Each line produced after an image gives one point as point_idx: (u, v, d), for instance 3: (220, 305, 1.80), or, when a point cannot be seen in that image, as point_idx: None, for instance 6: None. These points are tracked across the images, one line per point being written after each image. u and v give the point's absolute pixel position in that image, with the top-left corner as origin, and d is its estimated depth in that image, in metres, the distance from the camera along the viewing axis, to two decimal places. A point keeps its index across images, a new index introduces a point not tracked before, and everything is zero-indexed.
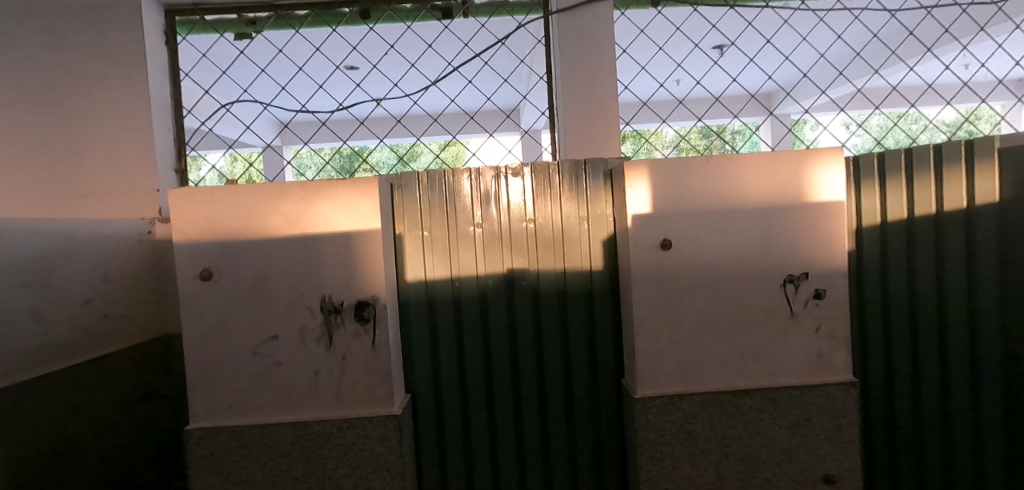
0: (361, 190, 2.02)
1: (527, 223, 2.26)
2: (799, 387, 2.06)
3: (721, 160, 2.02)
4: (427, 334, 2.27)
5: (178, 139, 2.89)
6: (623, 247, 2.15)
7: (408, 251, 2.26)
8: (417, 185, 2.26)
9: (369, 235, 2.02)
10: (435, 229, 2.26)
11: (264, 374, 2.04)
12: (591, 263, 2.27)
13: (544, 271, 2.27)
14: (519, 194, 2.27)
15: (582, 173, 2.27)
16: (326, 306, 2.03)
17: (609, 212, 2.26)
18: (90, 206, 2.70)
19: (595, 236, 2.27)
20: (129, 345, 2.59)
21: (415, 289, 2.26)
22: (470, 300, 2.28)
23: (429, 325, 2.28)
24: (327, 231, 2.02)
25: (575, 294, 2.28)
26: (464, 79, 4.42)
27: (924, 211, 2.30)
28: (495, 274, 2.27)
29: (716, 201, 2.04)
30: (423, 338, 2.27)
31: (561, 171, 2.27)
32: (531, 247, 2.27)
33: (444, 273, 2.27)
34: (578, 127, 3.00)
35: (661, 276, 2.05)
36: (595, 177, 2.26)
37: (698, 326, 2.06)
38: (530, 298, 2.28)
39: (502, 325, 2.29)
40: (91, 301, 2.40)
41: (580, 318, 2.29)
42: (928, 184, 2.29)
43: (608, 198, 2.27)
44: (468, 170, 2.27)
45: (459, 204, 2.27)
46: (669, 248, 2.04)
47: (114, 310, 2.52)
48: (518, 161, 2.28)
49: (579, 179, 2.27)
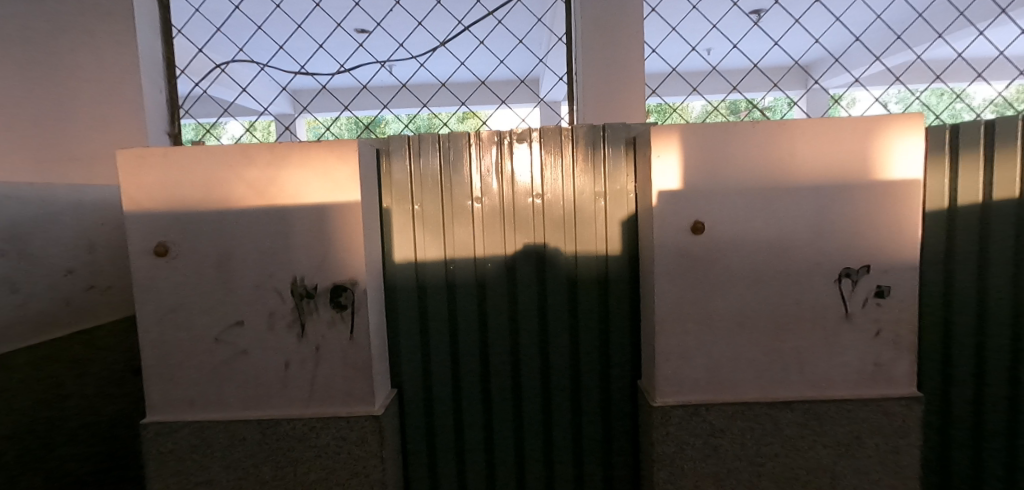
0: (338, 155, 1.72)
1: (532, 198, 1.94)
2: (850, 401, 1.74)
3: (768, 126, 1.67)
4: (417, 324, 2.00)
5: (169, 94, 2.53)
6: (645, 230, 1.82)
7: (396, 227, 1.97)
8: (408, 152, 1.95)
9: (348, 208, 1.73)
10: (427, 203, 1.96)
11: (228, 365, 1.79)
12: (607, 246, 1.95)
13: (551, 254, 1.96)
14: (525, 163, 1.95)
15: (598, 140, 1.93)
16: (297, 289, 1.76)
17: (630, 187, 1.92)
18: (45, 168, 2.41)
19: (611, 215, 1.94)
20: (117, 318, 2.37)
21: (402, 272, 1.98)
22: (465, 286, 1.99)
23: (420, 314, 2.00)
24: (299, 203, 1.73)
25: (586, 282, 1.97)
26: (477, 40, 4.05)
27: (1005, 193, 1.89)
28: (495, 257, 1.97)
29: (761, 177, 1.69)
30: (412, 328, 2.00)
31: (574, 139, 1.93)
32: (537, 226, 1.95)
33: (437, 253, 1.97)
34: (598, 90, 2.63)
35: (690, 265, 1.72)
36: (614, 147, 1.93)
37: (731, 325, 1.74)
38: (535, 286, 1.98)
39: (502, 315, 2.00)
40: (73, 272, 2.10)
41: (592, 309, 1.98)
42: (1011, 160, 1.88)
43: (629, 171, 1.93)
44: (466, 135, 1.95)
45: (455, 174, 1.96)
46: (700, 232, 1.70)
47: (100, 281, 2.24)
48: (525, 127, 1.96)
49: (596, 148, 1.93)
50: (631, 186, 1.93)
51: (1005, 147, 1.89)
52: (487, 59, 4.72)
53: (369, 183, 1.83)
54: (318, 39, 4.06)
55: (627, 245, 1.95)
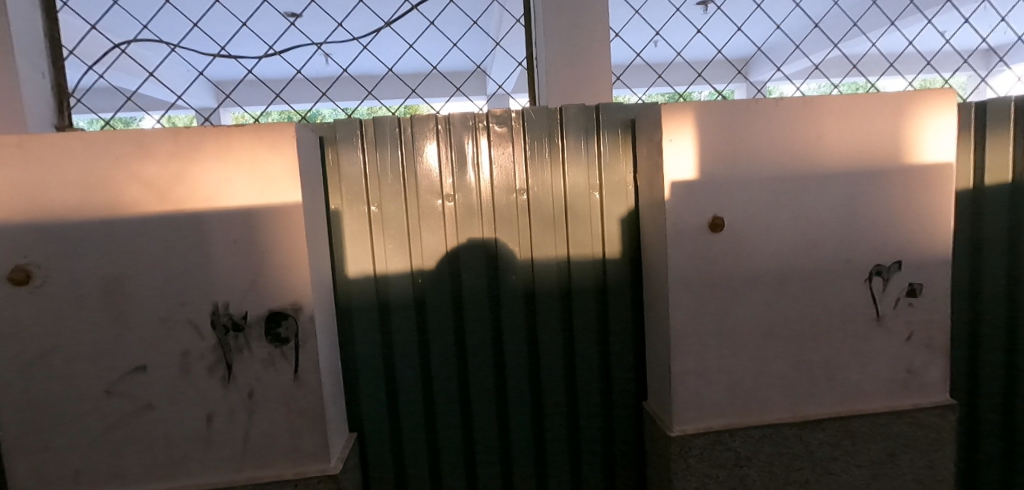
0: (269, 144, 1.32)
1: (515, 194, 1.62)
2: (884, 415, 1.54)
3: (794, 102, 1.43)
4: (380, 352, 1.63)
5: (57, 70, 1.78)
6: (651, 229, 1.55)
7: (349, 233, 1.59)
8: (359, 141, 1.58)
9: (286, 214, 1.34)
10: (387, 203, 1.59)
11: (127, 424, 1.35)
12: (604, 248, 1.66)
13: (538, 259, 1.65)
14: (505, 152, 1.62)
15: (591, 124, 1.63)
16: (219, 320, 1.35)
17: (629, 179, 1.65)
18: None
19: (608, 212, 1.65)
20: None
21: (358, 289, 1.60)
22: (437, 302, 1.63)
23: (382, 339, 1.63)
24: (217, 208, 1.32)
25: (580, 292, 1.67)
26: (425, 20, 3.65)
27: (998, 178, 1.77)
28: (472, 266, 1.63)
29: (788, 162, 1.45)
30: (373, 358, 1.63)
31: (562, 123, 1.63)
32: (521, 227, 1.63)
33: (400, 264, 1.61)
34: (565, 61, 2.03)
35: (708, 269, 1.46)
36: (608, 132, 1.64)
37: (755, 337, 1.49)
38: (521, 299, 1.66)
39: (483, 336, 1.66)
40: None
41: (589, 324, 1.69)
42: (1006, 145, 1.76)
43: (626, 160, 1.65)
44: (432, 119, 1.59)
45: (420, 167, 1.60)
46: (720, 230, 1.44)
47: None
48: (503, 109, 1.62)
49: (587, 133, 1.63)
50: (630, 177, 1.65)
51: (999, 131, 1.77)
52: (436, 46, 4.31)
53: (312, 180, 1.44)
54: (240, 16, 3.53)
55: (626, 247, 1.67)
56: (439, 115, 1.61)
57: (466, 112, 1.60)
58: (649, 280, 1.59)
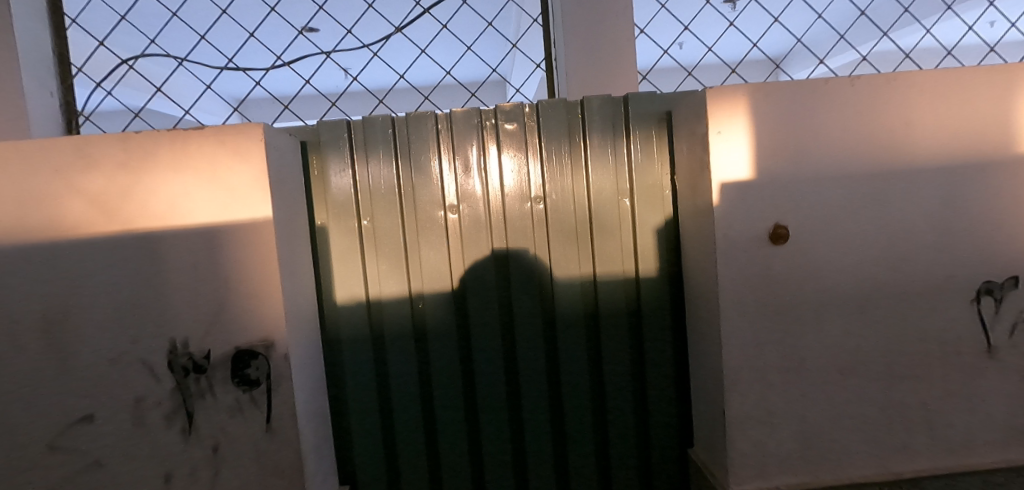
0: (233, 148, 1.10)
1: (529, 202, 1.38)
2: (1000, 472, 1.22)
3: (874, 81, 1.15)
4: (375, 392, 1.39)
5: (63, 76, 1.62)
6: (695, 241, 1.27)
7: (336, 252, 1.36)
8: (347, 144, 1.35)
9: (253, 232, 1.12)
10: (380, 216, 1.36)
11: (75, 485, 1.14)
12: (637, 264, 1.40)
13: (558, 279, 1.39)
14: (518, 154, 1.38)
15: (618, 118, 1.39)
16: (179, 361, 1.13)
17: (665, 182, 1.38)
18: None
19: (641, 221, 1.39)
20: None
21: (348, 318, 1.37)
22: (440, 331, 1.39)
23: (378, 377, 1.40)
24: (174, 226, 1.11)
25: (610, 318, 1.41)
26: (438, 24, 3.46)
27: None
28: (481, 289, 1.39)
29: (869, 155, 1.16)
30: (367, 397, 1.39)
31: (583, 118, 1.39)
32: (538, 241, 1.39)
33: (397, 287, 1.37)
34: (586, 46, 1.76)
35: (772, 290, 1.17)
36: (639, 127, 1.38)
37: (832, 375, 1.20)
38: (539, 327, 1.41)
39: (495, 371, 1.41)
40: None
41: (621, 354, 1.42)
42: None
43: (660, 158, 1.38)
44: (431, 118, 1.36)
45: (417, 173, 1.37)
46: (785, 241, 1.15)
47: None
48: (515, 103, 1.38)
49: (614, 129, 1.39)
50: (666, 179, 1.39)
51: None
52: (451, 51, 4.11)
53: (289, 191, 1.22)
54: (248, 27, 3.40)
55: (664, 263, 1.40)
56: (439, 113, 1.38)
57: (471, 109, 1.37)
58: (694, 303, 1.31)
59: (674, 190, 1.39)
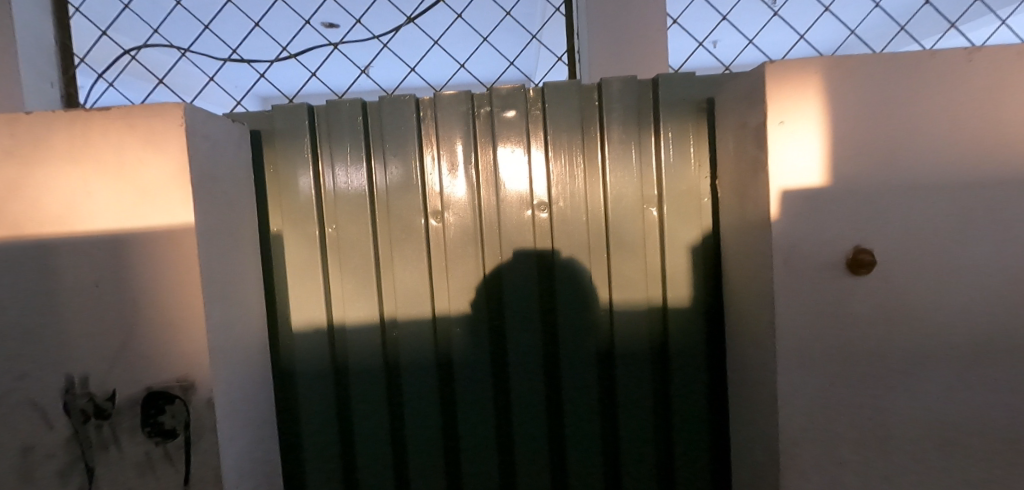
0: (147, 135, 0.87)
1: (530, 210, 1.12)
2: None
3: (995, 57, 0.85)
4: (337, 439, 1.13)
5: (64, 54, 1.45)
6: (740, 266, 0.98)
7: (292, 266, 1.12)
8: (308, 136, 1.11)
9: (170, 243, 0.88)
10: (346, 223, 1.11)
11: None
12: (663, 289, 1.12)
13: (563, 305, 1.12)
14: (517, 149, 1.12)
15: (642, 106, 1.11)
16: (78, 401, 0.90)
17: (702, 187, 1.10)
18: None
19: (670, 236, 1.10)
20: None
21: (306, 347, 1.12)
22: (416, 367, 1.13)
23: (341, 420, 1.14)
24: (73, 233, 0.88)
25: (629, 357, 1.12)
26: (453, 14, 3.21)
27: None
28: (468, 315, 1.12)
29: (988, 157, 0.85)
30: (327, 445, 1.14)
31: (600, 106, 1.12)
32: (539, 258, 1.12)
33: (365, 311, 1.12)
34: (612, 19, 1.46)
35: (846, 335, 0.87)
36: (671, 118, 1.10)
37: (925, 453, 0.89)
38: (540, 365, 1.13)
39: (485, 418, 1.14)
40: None
41: (643, 402, 1.13)
42: None
43: (696, 157, 1.10)
44: (412, 104, 1.11)
45: (393, 171, 1.11)
46: (870, 270, 0.84)
47: None
48: (514, 87, 1.12)
49: (637, 120, 1.11)
50: (703, 184, 1.10)
51: None
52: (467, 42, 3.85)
53: (228, 192, 0.98)
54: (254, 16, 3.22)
55: (698, 289, 1.11)
56: (422, 98, 1.13)
57: (460, 93, 1.11)
58: (736, 345, 1.02)
59: (714, 197, 1.10)
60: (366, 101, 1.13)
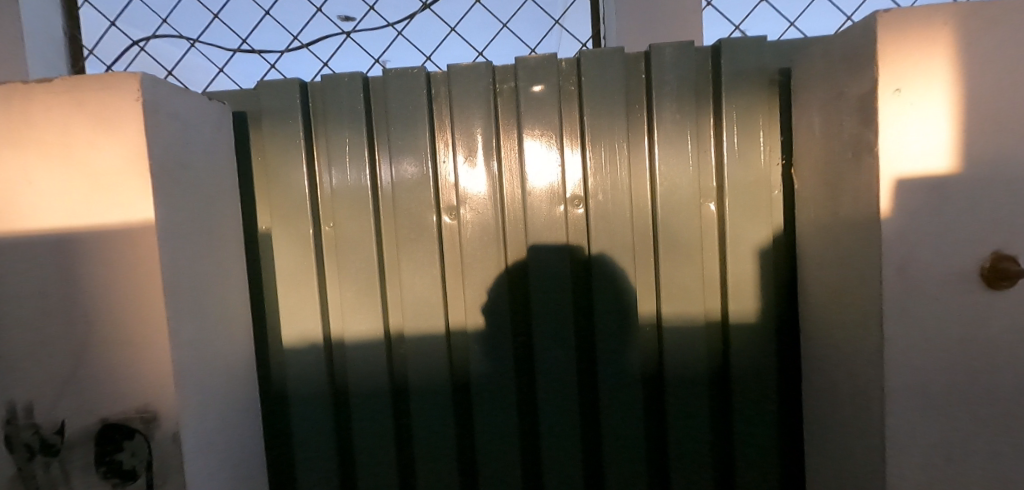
0: (97, 113, 0.70)
1: (563, 206, 0.94)
2: None
3: None
4: (336, 473, 0.97)
5: (72, 42, 1.27)
6: (830, 275, 0.78)
7: (283, 271, 0.95)
8: (301, 118, 0.94)
9: (126, 245, 0.71)
10: (344, 221, 0.94)
11: None
12: (723, 301, 0.94)
13: (602, 319, 0.93)
14: (546, 133, 0.94)
15: (699, 81, 0.92)
16: (21, 435, 0.74)
17: (773, 178, 0.91)
18: None
19: (733, 237, 0.91)
20: None
21: (298, 367, 0.96)
22: (428, 390, 0.96)
23: (341, 451, 0.98)
24: (13, 233, 0.72)
25: (681, 381, 0.94)
26: None
27: None
28: (488, 330, 0.95)
29: None
30: (325, 481, 0.97)
31: (648, 82, 0.94)
32: (573, 263, 0.94)
33: (368, 324, 0.95)
34: None
35: (978, 363, 0.67)
36: (736, 93, 0.91)
37: None
38: (574, 390, 0.95)
39: (508, 452, 0.96)
40: None
41: (700, 436, 0.94)
42: None
43: (766, 142, 0.91)
44: (422, 80, 0.94)
45: (400, 160, 0.94)
46: (1008, 282, 0.66)
47: None
48: (542, 58, 0.93)
49: (694, 97, 0.92)
50: (774, 174, 0.91)
51: None
52: None
53: (203, 183, 0.82)
54: None
55: (767, 301, 0.92)
56: (434, 74, 0.96)
57: (479, 66, 0.94)
58: (821, 372, 0.82)
59: (786, 191, 0.91)
60: (369, 77, 0.96)
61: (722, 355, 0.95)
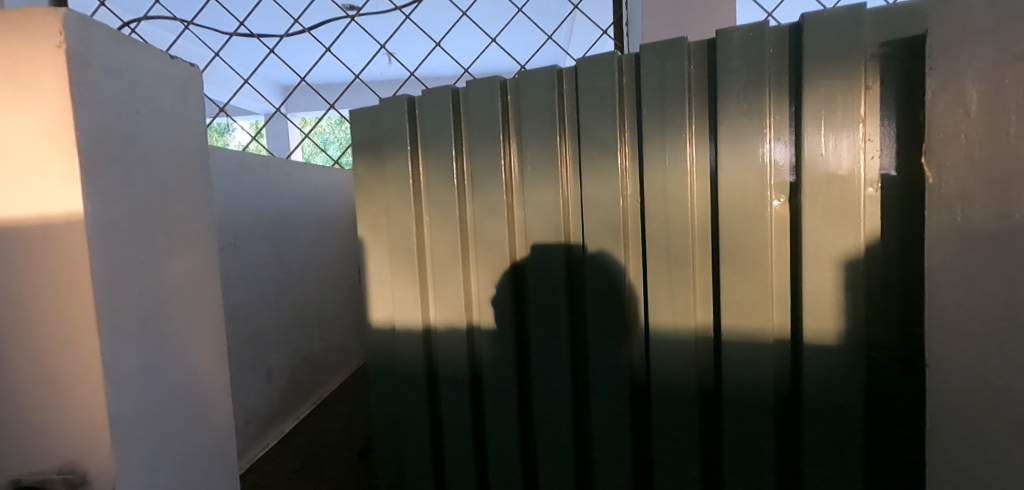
0: (15, 66, 0.52)
1: (625, 195, 0.81)
2: None
3: None
4: (427, 470, 0.95)
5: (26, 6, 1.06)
6: (997, 297, 0.59)
7: (388, 279, 0.96)
8: (407, 129, 0.92)
9: (51, 248, 0.53)
10: (436, 235, 0.92)
11: None
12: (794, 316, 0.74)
13: (655, 329, 0.79)
14: (606, 134, 0.79)
15: (766, 54, 0.71)
16: None
17: (863, 170, 0.69)
18: None
19: (810, 250, 0.71)
20: None
21: (400, 355, 0.95)
22: (501, 407, 0.89)
23: (433, 449, 0.95)
24: None
25: (738, 406, 0.76)
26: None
27: None
28: (550, 337, 0.85)
29: None
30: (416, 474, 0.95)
31: (706, 58, 0.77)
32: (632, 264, 0.82)
33: (454, 331, 0.91)
34: None
35: None
36: (822, 70, 0.68)
37: None
38: (626, 407, 0.82)
39: (564, 474, 0.87)
40: None
41: (760, 475, 0.76)
42: None
43: (861, 131, 0.69)
44: (501, 82, 0.87)
45: (480, 167, 0.88)
46: None
47: None
48: (608, 53, 0.79)
49: (756, 78, 0.72)
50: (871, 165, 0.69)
51: None
52: (496, 12, 3.52)
53: (161, 165, 0.62)
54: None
55: (856, 316, 0.70)
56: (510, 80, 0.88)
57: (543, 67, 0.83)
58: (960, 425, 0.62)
59: (885, 185, 0.70)
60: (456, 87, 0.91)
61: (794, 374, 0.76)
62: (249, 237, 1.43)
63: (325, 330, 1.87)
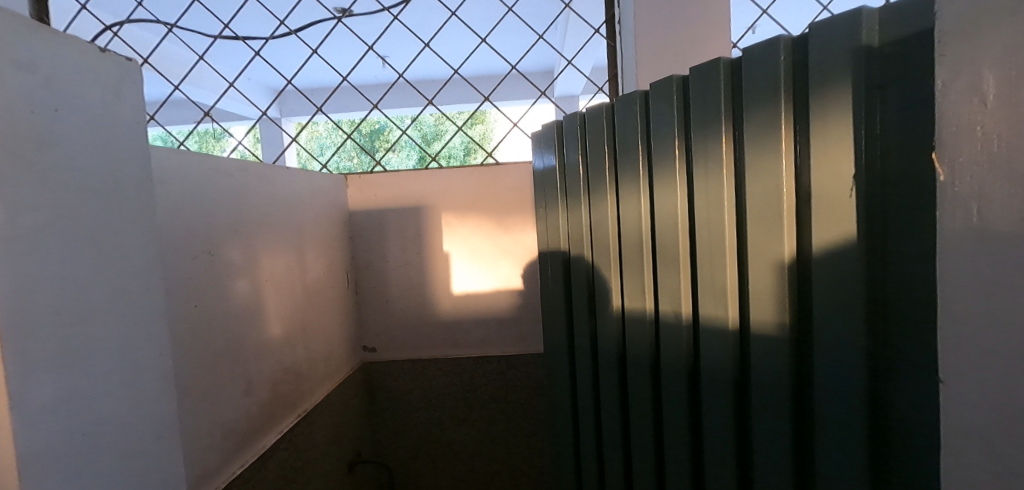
0: None
1: (678, 196, 0.88)
2: None
3: None
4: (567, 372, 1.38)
5: None
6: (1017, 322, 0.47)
7: (550, 245, 1.43)
8: (559, 148, 1.33)
9: None
10: (571, 220, 1.27)
11: None
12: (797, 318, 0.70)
13: (702, 316, 0.84)
14: (666, 145, 0.89)
15: (779, 63, 0.68)
16: None
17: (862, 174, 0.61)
18: None
19: (816, 255, 0.65)
20: None
21: (555, 297, 1.40)
22: (606, 353, 1.13)
23: (571, 359, 1.37)
24: None
25: (763, 397, 0.74)
26: None
27: None
28: (631, 309, 1.03)
29: None
30: (564, 374, 1.40)
31: (736, 73, 0.77)
32: (686, 261, 0.89)
33: (581, 284, 1.23)
34: None
35: None
36: (828, 73, 0.63)
37: None
38: (683, 383, 0.90)
39: (645, 420, 1.01)
40: None
41: (779, 476, 0.73)
42: None
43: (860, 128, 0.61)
44: (606, 109, 1.08)
45: (595, 176, 1.13)
46: None
47: None
48: (670, 77, 0.88)
49: (770, 87, 0.70)
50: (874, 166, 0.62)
51: None
52: (486, 12, 3.47)
53: (88, 170, 0.57)
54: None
55: (853, 308, 0.63)
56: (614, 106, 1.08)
57: (631, 94, 0.99)
58: (959, 466, 0.52)
59: (900, 186, 0.60)
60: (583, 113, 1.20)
61: (806, 371, 0.72)
62: (224, 244, 1.37)
63: (311, 339, 1.80)
